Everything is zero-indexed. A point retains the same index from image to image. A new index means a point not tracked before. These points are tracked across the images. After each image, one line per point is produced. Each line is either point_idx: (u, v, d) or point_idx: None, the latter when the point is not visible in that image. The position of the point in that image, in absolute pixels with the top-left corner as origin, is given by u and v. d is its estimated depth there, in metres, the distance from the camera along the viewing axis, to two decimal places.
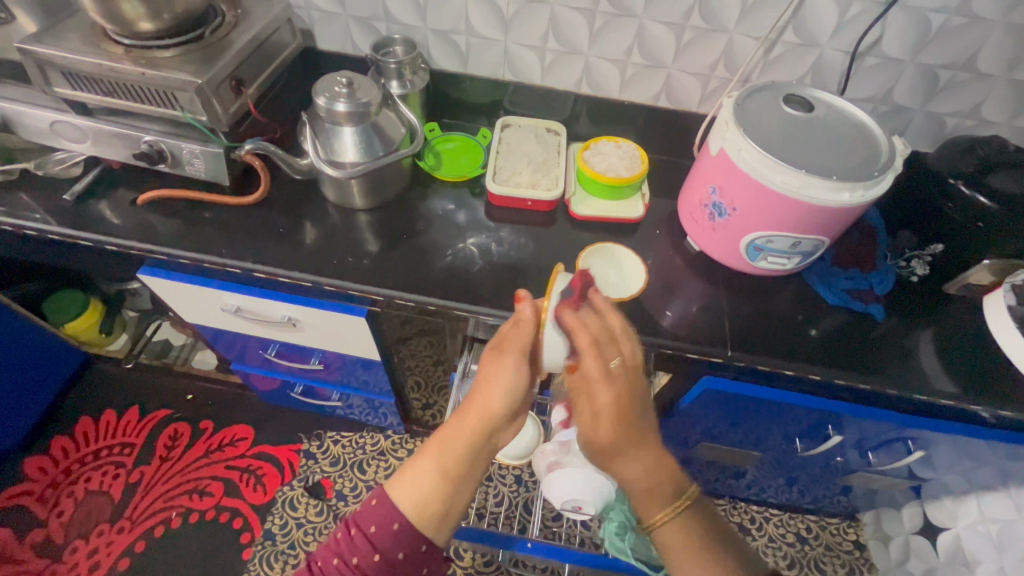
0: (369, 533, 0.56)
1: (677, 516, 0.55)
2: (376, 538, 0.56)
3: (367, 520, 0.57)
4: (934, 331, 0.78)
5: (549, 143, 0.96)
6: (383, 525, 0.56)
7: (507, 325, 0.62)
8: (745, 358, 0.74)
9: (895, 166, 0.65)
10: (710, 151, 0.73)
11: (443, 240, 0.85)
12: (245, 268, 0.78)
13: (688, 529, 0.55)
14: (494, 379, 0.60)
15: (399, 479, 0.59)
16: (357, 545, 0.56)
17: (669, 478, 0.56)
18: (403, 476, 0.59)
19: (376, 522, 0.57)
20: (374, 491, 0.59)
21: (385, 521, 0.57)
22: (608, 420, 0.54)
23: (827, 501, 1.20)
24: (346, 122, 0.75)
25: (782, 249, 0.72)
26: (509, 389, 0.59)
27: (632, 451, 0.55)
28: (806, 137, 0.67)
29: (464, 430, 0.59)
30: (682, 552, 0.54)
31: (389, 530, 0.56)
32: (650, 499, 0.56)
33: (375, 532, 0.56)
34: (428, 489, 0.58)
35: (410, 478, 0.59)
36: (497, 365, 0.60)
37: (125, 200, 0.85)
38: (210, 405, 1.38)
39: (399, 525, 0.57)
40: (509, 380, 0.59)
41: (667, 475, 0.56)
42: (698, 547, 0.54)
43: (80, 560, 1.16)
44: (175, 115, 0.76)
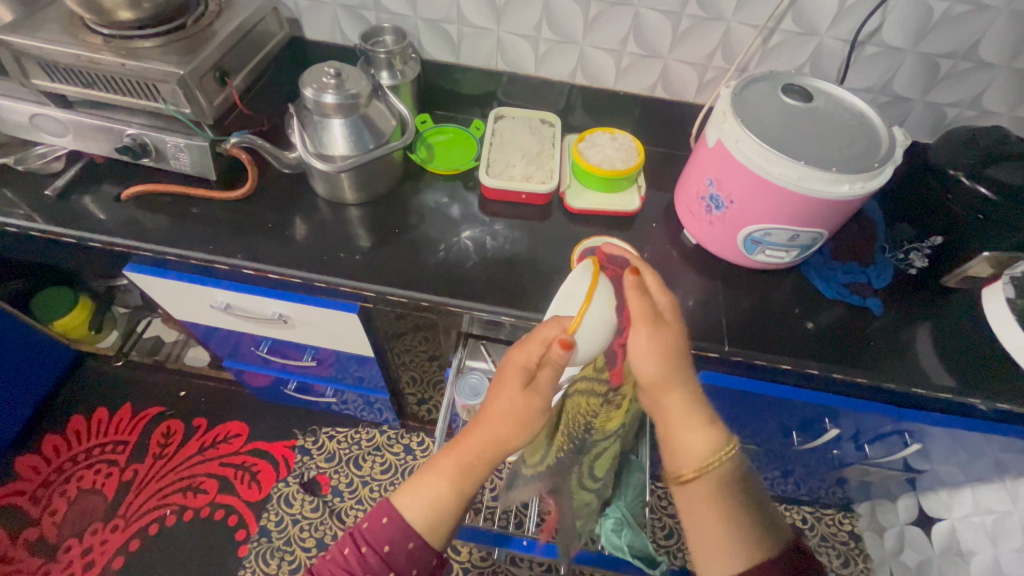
0: (382, 552, 0.55)
1: (714, 468, 0.53)
2: (389, 556, 0.56)
3: (379, 539, 0.56)
4: (932, 323, 0.78)
5: (544, 135, 0.94)
6: (397, 543, 0.56)
7: (531, 352, 0.56)
8: (743, 352, 0.73)
9: (896, 158, 0.64)
10: (707, 143, 0.72)
11: (435, 234, 0.83)
12: (234, 264, 0.77)
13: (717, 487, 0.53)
14: (525, 421, 0.57)
15: (414, 497, 0.58)
16: (368, 562, 0.55)
17: (706, 425, 0.55)
18: (417, 494, 0.58)
19: (389, 541, 0.56)
20: (385, 508, 0.57)
21: (399, 540, 0.56)
22: (655, 352, 0.55)
23: (822, 492, 1.20)
24: (335, 114, 0.73)
25: (780, 242, 0.71)
26: (531, 426, 0.57)
27: (674, 385, 0.56)
28: (804, 127, 0.65)
29: (484, 450, 0.57)
30: (711, 508, 0.53)
31: (403, 549, 0.56)
32: (683, 448, 0.55)
33: (389, 551, 0.56)
34: (440, 506, 0.57)
35: (424, 497, 0.58)
36: (522, 398, 0.56)
37: (109, 195, 0.83)
38: (202, 402, 1.37)
39: (414, 544, 0.56)
40: (535, 417, 0.57)
41: (703, 429, 0.55)
42: (726, 503, 0.53)
43: (74, 559, 1.15)
44: (158, 107, 0.74)
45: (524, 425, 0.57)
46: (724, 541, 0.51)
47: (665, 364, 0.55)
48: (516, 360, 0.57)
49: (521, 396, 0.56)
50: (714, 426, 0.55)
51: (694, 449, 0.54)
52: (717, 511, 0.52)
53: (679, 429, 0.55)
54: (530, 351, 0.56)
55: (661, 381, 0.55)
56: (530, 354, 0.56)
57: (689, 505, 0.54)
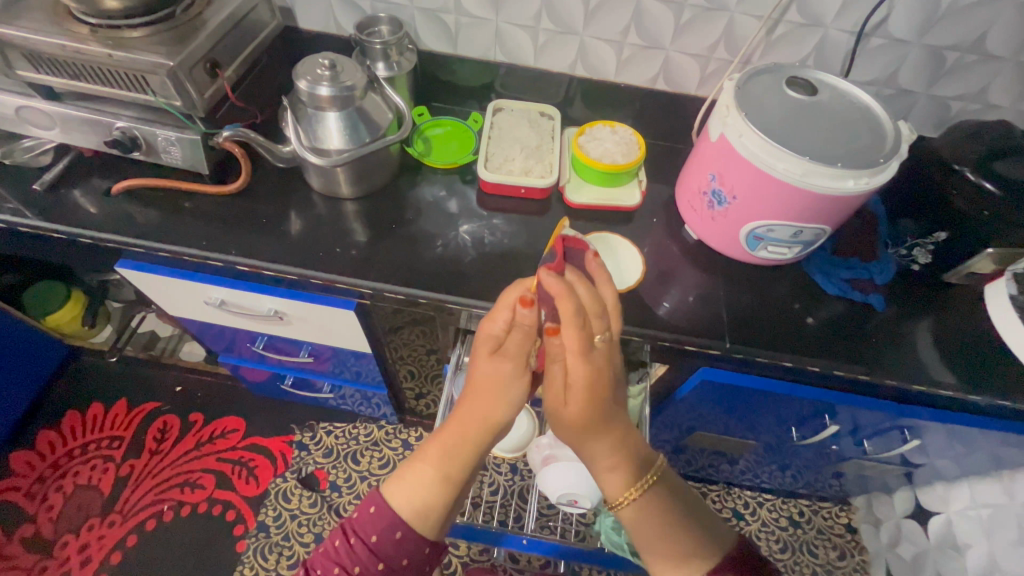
0: (370, 543, 0.55)
1: (640, 502, 0.55)
2: (378, 547, 0.55)
3: (368, 529, 0.55)
4: (933, 319, 0.77)
5: (543, 128, 0.92)
6: (385, 533, 0.55)
7: (498, 320, 0.57)
8: (743, 350, 0.73)
9: (900, 153, 0.63)
10: (710, 136, 0.70)
11: (433, 228, 0.82)
12: (228, 260, 0.75)
13: (644, 515, 0.55)
14: (503, 389, 0.57)
15: (402, 487, 0.57)
16: (356, 554, 0.54)
17: (626, 465, 0.56)
18: (403, 482, 0.57)
19: (378, 531, 0.55)
20: (373, 497, 0.57)
21: (387, 529, 0.55)
22: (561, 419, 0.56)
23: (819, 485, 1.21)
24: (330, 107, 0.72)
25: (782, 238, 0.70)
26: (510, 396, 0.57)
27: (596, 434, 0.55)
28: (808, 121, 0.64)
29: (465, 428, 0.57)
30: (647, 530, 0.55)
31: (391, 539, 0.55)
32: (608, 487, 0.57)
33: (378, 541, 0.55)
34: (426, 491, 0.57)
35: (410, 484, 0.57)
36: (494, 366, 0.57)
37: (99, 189, 0.81)
38: (198, 397, 1.36)
39: (402, 533, 0.55)
40: (510, 384, 0.57)
41: (632, 453, 0.56)
42: (659, 531, 0.54)
43: (71, 555, 1.15)
44: (148, 99, 0.72)
45: (502, 395, 0.57)
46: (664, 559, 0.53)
47: (572, 431, 0.56)
48: (488, 333, 0.58)
49: (491, 366, 0.57)
50: (634, 455, 0.56)
51: (614, 490, 0.56)
52: (647, 537, 0.55)
53: (603, 471, 0.57)
54: (493, 323, 0.57)
55: (575, 437, 0.56)
56: (492, 323, 0.57)
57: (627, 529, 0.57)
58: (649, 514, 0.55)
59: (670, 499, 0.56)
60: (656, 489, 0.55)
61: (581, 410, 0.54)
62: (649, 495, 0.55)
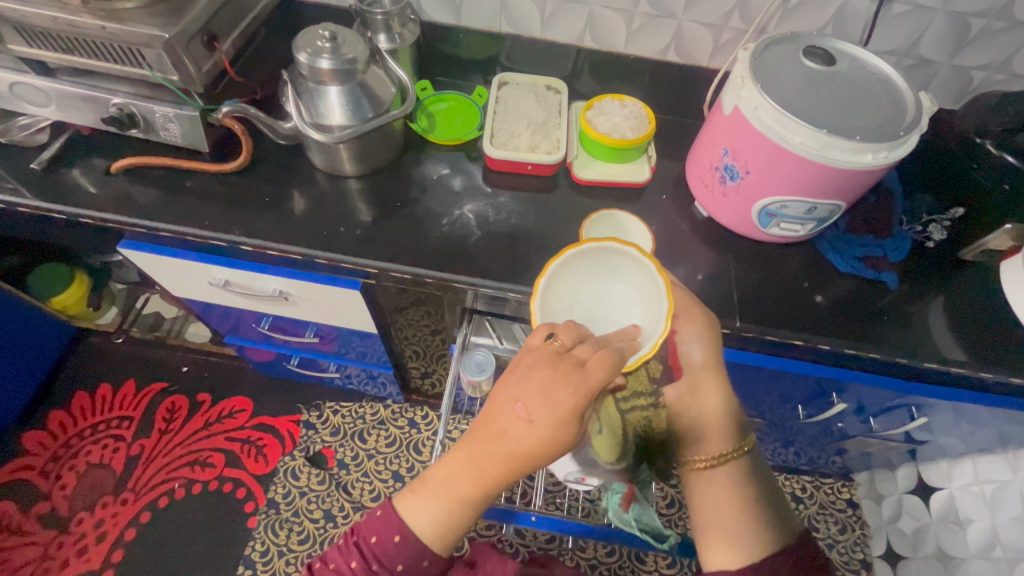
0: (396, 571, 0.53)
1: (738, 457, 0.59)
2: (403, 573, 0.54)
3: (393, 558, 0.53)
4: (946, 297, 0.76)
5: (550, 102, 0.90)
6: (411, 563, 0.54)
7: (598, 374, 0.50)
8: (754, 328, 0.72)
9: (921, 126, 0.61)
10: (724, 109, 0.68)
11: (439, 207, 0.81)
12: (231, 241, 0.74)
13: (736, 478, 0.58)
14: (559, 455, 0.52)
15: (432, 520, 0.54)
16: None
17: (735, 420, 0.61)
18: (436, 517, 0.54)
19: (405, 560, 0.54)
20: (397, 526, 0.54)
21: (414, 559, 0.54)
22: (704, 339, 0.62)
23: (822, 461, 1.21)
24: (331, 80, 0.70)
25: (796, 215, 0.69)
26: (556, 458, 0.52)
27: (711, 378, 0.61)
28: (828, 93, 0.62)
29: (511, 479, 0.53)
30: (739, 486, 0.57)
31: (418, 566, 0.54)
32: (712, 437, 0.60)
33: (403, 569, 0.54)
34: (459, 524, 0.55)
35: (444, 520, 0.54)
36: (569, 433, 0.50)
37: (98, 168, 0.80)
38: (206, 376, 1.37)
39: (429, 561, 0.54)
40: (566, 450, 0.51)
41: (735, 415, 0.61)
42: (750, 491, 0.57)
43: (87, 531, 1.17)
44: (144, 74, 0.70)
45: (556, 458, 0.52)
46: (755, 518, 0.55)
47: (711, 358, 0.62)
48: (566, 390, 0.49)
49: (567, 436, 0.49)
50: (736, 417, 0.61)
51: (719, 442, 0.59)
52: (732, 504, 0.56)
53: (717, 418, 0.60)
54: (591, 379, 0.49)
55: (705, 369, 0.62)
56: (590, 376, 0.49)
57: (702, 494, 0.58)
58: (741, 475, 0.58)
59: (757, 477, 0.59)
60: (752, 461, 0.60)
61: (706, 356, 0.62)
62: (747, 459, 0.59)
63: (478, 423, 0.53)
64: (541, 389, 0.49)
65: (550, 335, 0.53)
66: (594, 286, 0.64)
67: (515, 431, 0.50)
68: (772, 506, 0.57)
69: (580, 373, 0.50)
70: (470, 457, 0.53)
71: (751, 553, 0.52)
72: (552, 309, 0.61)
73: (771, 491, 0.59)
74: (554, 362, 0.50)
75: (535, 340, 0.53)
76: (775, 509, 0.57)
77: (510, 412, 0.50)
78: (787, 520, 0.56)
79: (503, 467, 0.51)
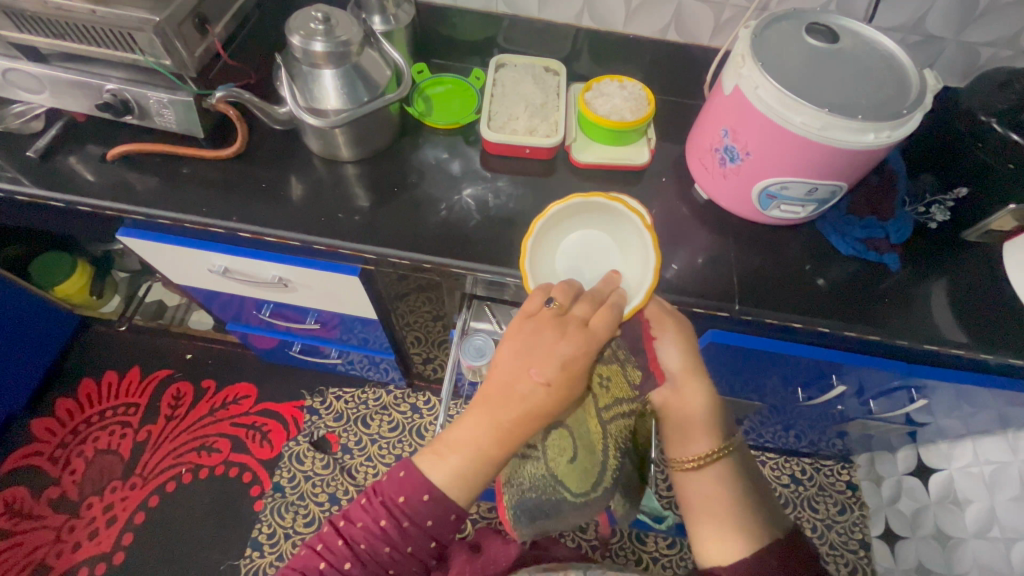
0: (425, 526, 0.54)
1: (725, 456, 0.58)
2: (432, 528, 0.54)
3: (421, 515, 0.54)
4: (948, 279, 0.75)
5: (548, 84, 0.88)
6: (439, 518, 0.54)
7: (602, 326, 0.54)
8: (753, 312, 0.72)
9: (925, 104, 0.60)
10: (724, 89, 0.67)
11: (437, 191, 0.80)
12: (229, 228, 0.74)
13: (725, 476, 0.57)
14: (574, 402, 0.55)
15: (456, 479, 0.54)
16: (409, 535, 0.54)
17: (720, 419, 0.60)
18: (458, 476, 0.54)
19: (432, 517, 0.54)
20: (423, 485, 0.54)
21: (442, 514, 0.54)
22: (682, 343, 0.61)
23: (822, 444, 1.22)
24: (325, 64, 0.69)
25: (796, 197, 0.68)
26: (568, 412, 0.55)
27: (691, 381, 0.61)
28: (830, 72, 0.61)
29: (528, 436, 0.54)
30: (728, 485, 0.56)
31: (446, 520, 0.55)
32: (697, 437, 0.59)
33: (431, 524, 0.54)
34: (481, 483, 0.55)
35: (465, 478, 0.54)
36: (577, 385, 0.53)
37: (95, 155, 0.79)
38: (210, 363, 1.38)
39: (456, 515, 0.55)
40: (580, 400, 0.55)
41: (718, 417, 0.60)
42: (739, 491, 0.56)
43: (97, 515, 1.20)
44: (137, 59, 0.69)
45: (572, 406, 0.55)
46: (745, 516, 0.54)
47: (690, 360, 0.61)
48: (574, 344, 0.52)
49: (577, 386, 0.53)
50: (719, 418, 0.60)
51: (705, 442, 0.58)
52: (722, 503, 0.55)
53: (700, 417, 0.59)
54: (596, 336, 0.53)
55: (685, 373, 0.61)
56: (595, 333, 0.53)
57: (693, 494, 0.57)
58: (730, 473, 0.57)
59: (746, 474, 0.58)
60: (741, 457, 0.59)
61: (683, 362, 0.61)
62: (735, 456, 0.59)
63: (491, 387, 0.54)
64: (551, 349, 0.52)
65: (548, 299, 0.55)
66: (576, 245, 0.67)
67: (531, 392, 0.51)
68: (761, 503, 0.56)
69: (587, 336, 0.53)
70: (487, 418, 0.53)
71: (742, 551, 0.52)
72: (539, 270, 0.64)
73: (761, 486, 0.58)
74: (558, 324, 0.53)
75: (534, 306, 0.55)
76: (767, 504, 0.56)
77: (523, 373, 0.52)
78: (778, 515, 0.56)
79: (522, 425, 0.52)
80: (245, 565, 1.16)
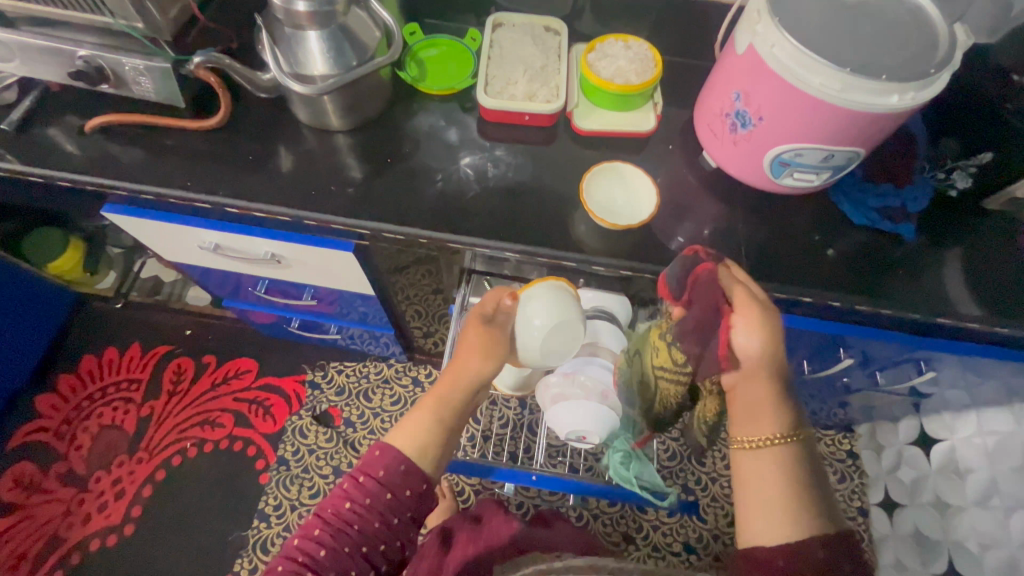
0: (378, 477, 0.58)
1: (788, 447, 0.55)
2: (385, 479, 0.59)
3: (374, 465, 0.59)
4: (965, 249, 0.73)
5: (548, 45, 0.83)
6: (390, 467, 0.59)
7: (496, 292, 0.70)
8: (762, 286, 0.69)
9: (954, 62, 0.56)
10: (737, 48, 0.63)
11: (433, 162, 0.77)
12: (216, 203, 0.71)
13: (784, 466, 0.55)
14: (485, 347, 0.66)
15: (403, 431, 0.64)
16: (365, 488, 0.58)
17: (789, 410, 0.57)
18: (403, 429, 0.64)
19: (384, 466, 0.59)
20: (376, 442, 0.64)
21: (392, 463, 0.59)
22: (763, 330, 0.57)
23: (823, 413, 1.21)
24: (310, 25, 0.64)
25: (811, 164, 0.65)
26: (485, 355, 0.66)
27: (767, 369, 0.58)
28: (852, 27, 0.56)
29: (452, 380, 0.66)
30: (786, 474, 0.54)
31: (396, 470, 0.59)
32: (762, 422, 0.57)
33: (384, 475, 0.59)
34: (427, 434, 0.64)
35: (409, 429, 0.64)
36: (479, 330, 0.67)
37: (73, 127, 0.76)
38: (210, 338, 1.37)
39: (405, 465, 0.60)
40: (490, 346, 0.67)
41: (788, 408, 0.57)
42: (798, 482, 0.54)
43: (105, 488, 1.22)
44: (108, 22, 0.67)
45: (483, 351, 0.66)
46: (797, 508, 0.52)
47: (767, 349, 0.58)
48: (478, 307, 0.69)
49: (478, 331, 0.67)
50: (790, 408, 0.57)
51: (770, 431, 0.56)
52: (777, 492, 0.53)
53: (771, 405, 0.57)
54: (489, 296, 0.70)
55: (761, 361, 0.58)
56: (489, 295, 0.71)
57: (746, 476, 0.56)
58: (789, 463, 0.55)
59: (808, 468, 0.56)
60: (806, 449, 0.56)
61: (763, 351, 0.58)
62: (799, 449, 0.56)
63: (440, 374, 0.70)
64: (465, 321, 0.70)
65: None
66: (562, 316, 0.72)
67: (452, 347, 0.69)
68: (817, 498, 0.54)
69: (497, 324, 0.67)
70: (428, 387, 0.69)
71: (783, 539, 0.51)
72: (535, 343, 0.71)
73: (822, 482, 0.56)
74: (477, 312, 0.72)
75: None
76: (824, 501, 0.54)
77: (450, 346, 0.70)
78: (834, 514, 0.54)
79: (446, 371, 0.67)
80: (253, 536, 1.19)
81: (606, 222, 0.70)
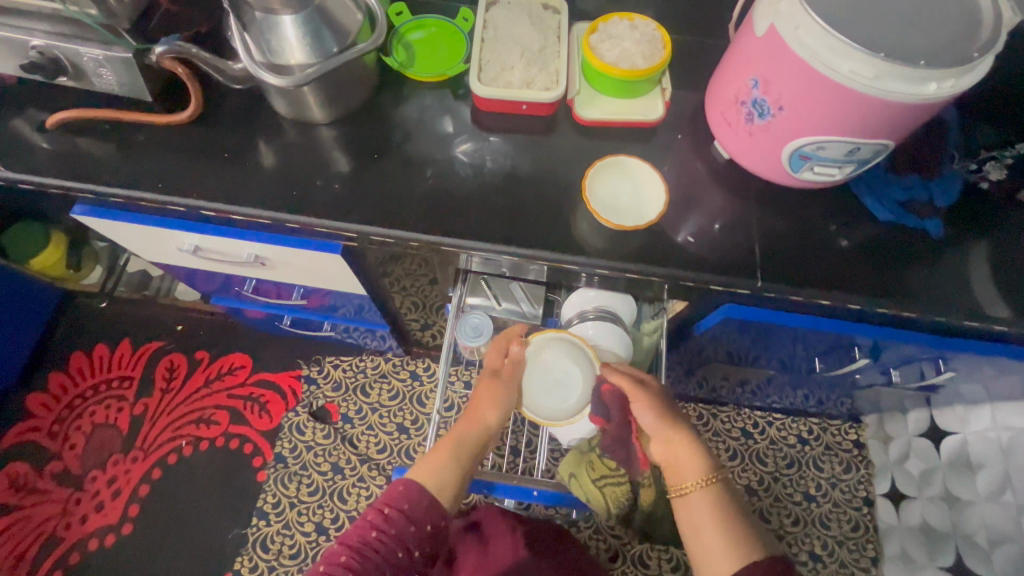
0: (404, 509, 0.56)
1: (713, 490, 0.60)
2: (410, 511, 0.57)
3: (399, 497, 0.57)
4: (994, 244, 0.68)
5: (547, 25, 0.77)
6: (415, 500, 0.57)
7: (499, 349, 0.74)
8: (777, 287, 0.65)
9: (999, 43, 0.50)
10: (756, 29, 0.57)
11: (423, 156, 0.71)
12: (192, 206, 0.66)
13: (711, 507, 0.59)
14: (497, 396, 0.69)
15: (422, 468, 0.62)
16: (392, 520, 0.55)
17: (703, 457, 0.62)
18: (421, 467, 0.63)
19: (408, 499, 0.57)
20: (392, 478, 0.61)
21: (416, 495, 0.58)
22: (652, 405, 0.66)
23: (831, 404, 1.17)
24: (283, 8, 0.58)
25: (833, 157, 0.59)
26: (500, 402, 0.69)
27: (673, 432, 0.65)
28: (887, 5, 0.50)
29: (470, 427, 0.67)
30: (717, 513, 0.58)
31: (422, 504, 0.57)
32: (682, 474, 0.62)
33: (410, 507, 0.57)
34: (447, 471, 0.63)
35: (428, 466, 0.63)
36: (490, 384, 0.70)
37: (34, 122, 0.70)
38: (202, 334, 1.34)
39: (430, 499, 0.58)
40: (502, 396, 0.70)
41: (701, 456, 0.63)
42: (726, 518, 0.58)
43: (101, 488, 1.20)
44: (57, 8, 0.60)
45: (497, 400, 0.69)
46: (731, 541, 0.56)
47: (663, 419, 0.65)
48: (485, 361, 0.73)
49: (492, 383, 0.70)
50: (703, 455, 0.62)
51: (688, 480, 0.61)
52: (709, 531, 0.57)
53: (686, 458, 0.63)
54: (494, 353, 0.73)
55: (664, 427, 0.65)
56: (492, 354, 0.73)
57: (687, 525, 0.60)
58: (716, 503, 0.59)
59: (736, 505, 0.59)
60: (730, 490, 0.61)
61: (658, 420, 0.66)
62: (722, 489, 0.60)
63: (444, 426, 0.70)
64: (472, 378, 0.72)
65: None
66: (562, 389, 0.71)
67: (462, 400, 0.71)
68: (749, 528, 0.57)
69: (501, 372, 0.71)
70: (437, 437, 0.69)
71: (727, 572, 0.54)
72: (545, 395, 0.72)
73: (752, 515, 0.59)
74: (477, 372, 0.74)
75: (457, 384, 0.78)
76: (758, 531, 0.57)
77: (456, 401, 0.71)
78: (771, 543, 0.56)
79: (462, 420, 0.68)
80: (252, 533, 1.18)
81: (611, 223, 0.65)
